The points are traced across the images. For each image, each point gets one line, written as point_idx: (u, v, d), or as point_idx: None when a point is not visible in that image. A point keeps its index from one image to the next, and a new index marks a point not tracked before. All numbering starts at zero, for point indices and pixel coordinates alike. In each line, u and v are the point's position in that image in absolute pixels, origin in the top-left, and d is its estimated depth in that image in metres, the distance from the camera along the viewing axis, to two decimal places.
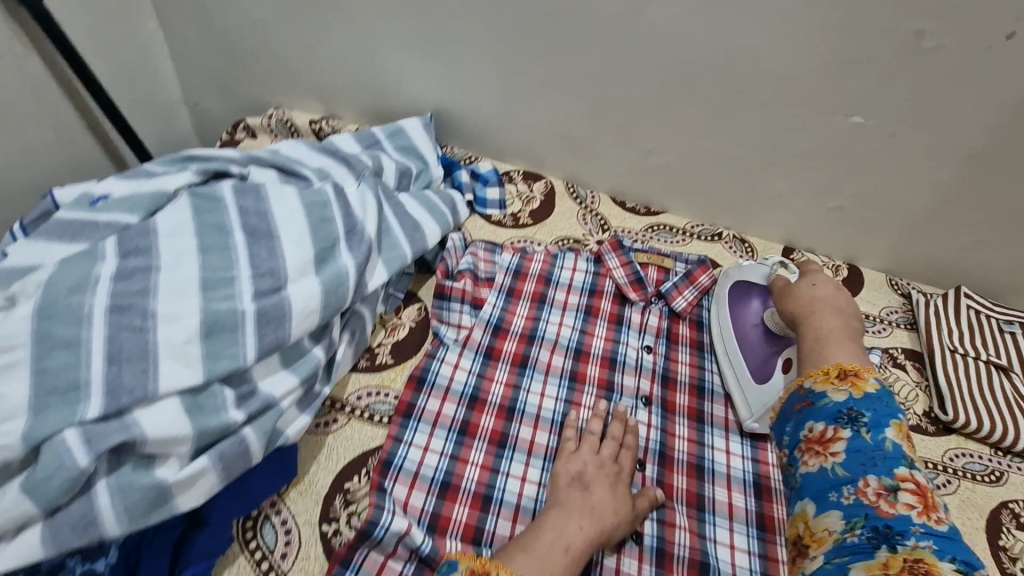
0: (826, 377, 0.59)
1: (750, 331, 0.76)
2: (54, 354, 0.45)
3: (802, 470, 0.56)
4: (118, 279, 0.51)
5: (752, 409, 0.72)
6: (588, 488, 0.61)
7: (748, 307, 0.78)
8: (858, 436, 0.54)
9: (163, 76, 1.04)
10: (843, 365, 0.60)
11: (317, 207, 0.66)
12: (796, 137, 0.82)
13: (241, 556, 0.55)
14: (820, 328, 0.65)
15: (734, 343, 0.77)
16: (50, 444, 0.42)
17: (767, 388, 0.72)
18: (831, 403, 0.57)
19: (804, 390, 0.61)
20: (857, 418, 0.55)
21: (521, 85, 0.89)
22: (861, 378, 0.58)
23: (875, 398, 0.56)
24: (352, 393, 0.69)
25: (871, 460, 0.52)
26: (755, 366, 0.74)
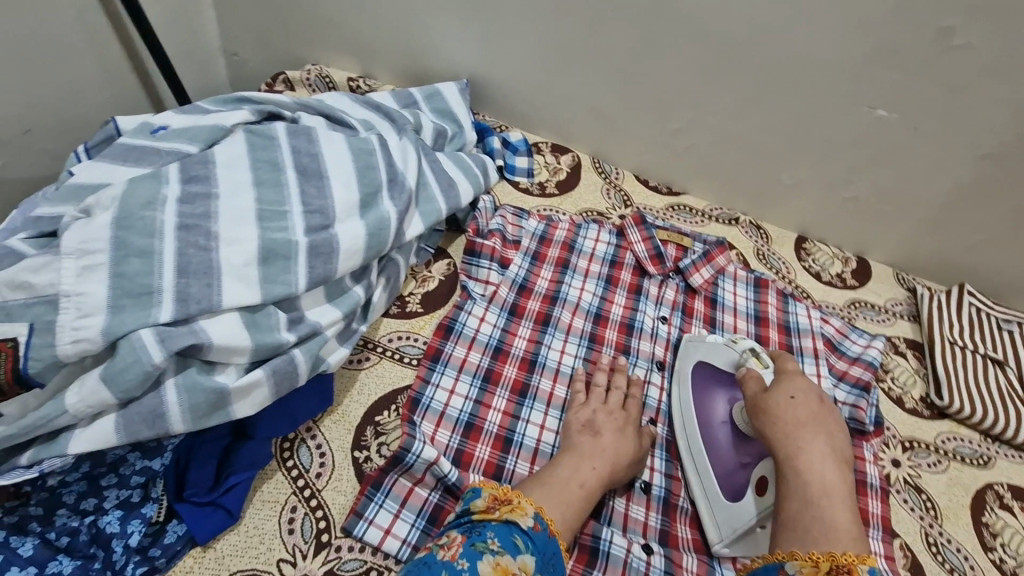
0: (814, 570, 0.50)
1: (717, 431, 0.67)
2: (129, 260, 0.48)
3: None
4: (183, 202, 0.54)
5: (722, 531, 0.63)
6: (601, 434, 0.65)
7: (713, 402, 0.69)
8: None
9: (204, 23, 1.06)
10: (832, 554, 0.50)
11: (364, 154, 0.69)
12: (822, 126, 0.85)
13: (279, 472, 0.58)
14: (807, 482, 0.56)
15: (700, 445, 0.68)
16: (127, 340, 0.45)
17: (737, 510, 0.62)
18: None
19: (784, 573, 0.51)
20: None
21: (559, 57, 0.91)
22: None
23: None
24: (384, 334, 0.72)
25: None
26: (724, 476, 0.65)
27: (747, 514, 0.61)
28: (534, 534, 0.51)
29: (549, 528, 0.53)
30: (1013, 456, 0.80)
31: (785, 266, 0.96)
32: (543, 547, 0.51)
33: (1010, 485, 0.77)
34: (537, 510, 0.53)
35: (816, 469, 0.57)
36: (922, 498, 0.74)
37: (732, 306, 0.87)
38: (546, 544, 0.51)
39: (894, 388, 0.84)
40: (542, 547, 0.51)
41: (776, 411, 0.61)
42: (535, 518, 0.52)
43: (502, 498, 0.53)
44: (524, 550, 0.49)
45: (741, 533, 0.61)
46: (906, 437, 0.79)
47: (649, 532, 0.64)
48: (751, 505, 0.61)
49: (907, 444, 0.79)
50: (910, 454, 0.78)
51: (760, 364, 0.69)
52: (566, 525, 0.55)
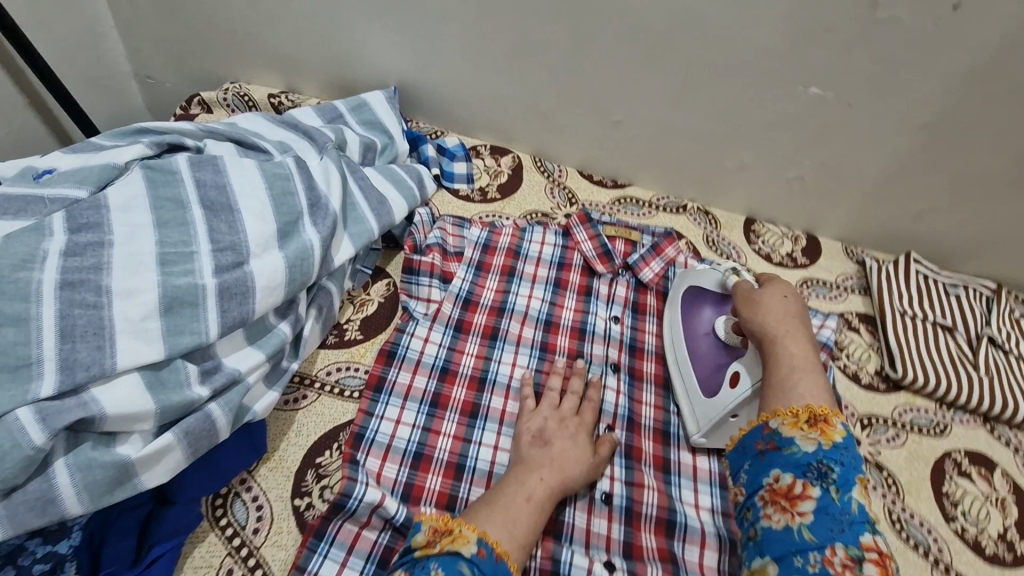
0: (795, 420, 0.55)
1: (701, 341, 0.73)
2: (2, 330, 0.43)
3: (763, 523, 0.52)
4: (68, 255, 0.49)
5: (700, 424, 0.70)
6: (549, 443, 0.63)
7: (700, 315, 0.75)
8: (826, 494, 0.51)
9: (109, 47, 0.99)
10: (812, 409, 0.56)
11: (279, 179, 0.64)
12: (757, 108, 0.84)
13: (212, 533, 0.54)
14: (793, 353, 0.62)
15: (685, 352, 0.74)
16: (2, 422, 0.40)
17: (711, 404, 0.69)
18: (801, 452, 0.54)
19: (770, 429, 0.57)
20: (825, 473, 0.52)
21: (488, 56, 0.87)
22: (831, 424, 0.54)
23: (842, 450, 0.53)
24: (321, 368, 0.68)
25: (837, 524, 0.49)
26: (704, 378, 0.71)
27: (717, 409, 0.67)
28: (479, 560, 0.48)
29: (495, 552, 0.50)
30: (968, 421, 0.81)
31: (735, 251, 0.95)
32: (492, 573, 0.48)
33: (967, 450, 0.77)
34: (480, 536, 0.50)
35: (802, 345, 0.62)
36: (883, 476, 0.73)
37: None
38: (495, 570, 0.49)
39: (850, 364, 0.84)
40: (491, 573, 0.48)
41: (767, 303, 0.65)
42: (479, 543, 0.49)
43: (444, 529, 0.51)
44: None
45: (714, 424, 0.68)
46: (865, 414, 0.79)
47: (612, 545, 0.62)
48: (723, 399, 0.67)
49: (866, 421, 0.78)
50: (870, 432, 0.77)
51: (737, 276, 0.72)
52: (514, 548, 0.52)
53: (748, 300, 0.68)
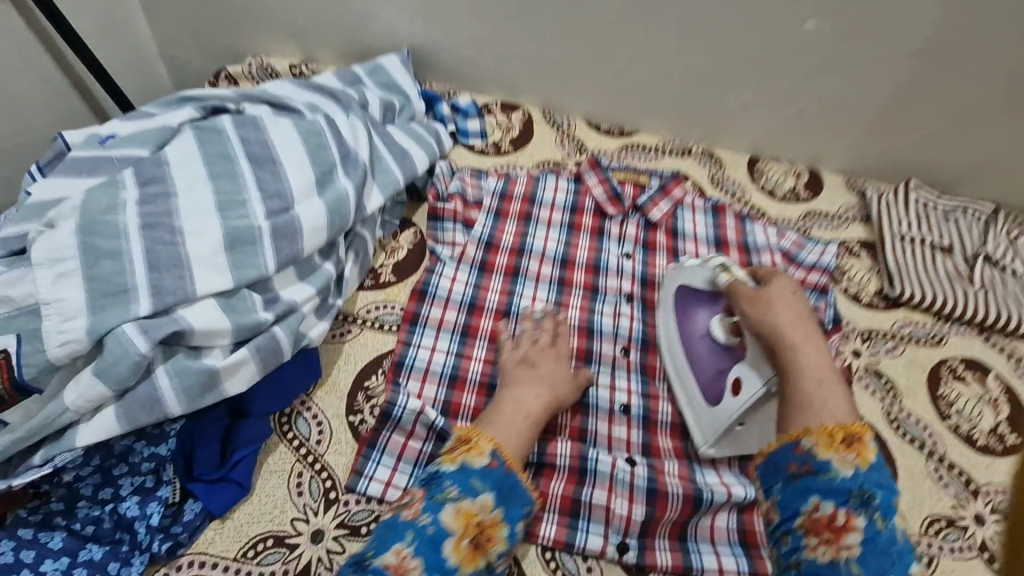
0: (830, 441, 0.52)
1: (699, 345, 0.71)
2: (101, 262, 0.50)
3: (805, 556, 0.50)
4: (143, 203, 0.56)
5: (706, 433, 0.68)
6: (536, 367, 0.68)
7: (694, 317, 0.72)
8: (870, 524, 0.49)
9: (137, 28, 1.04)
10: (846, 427, 0.52)
11: (313, 135, 0.70)
12: (756, 45, 0.88)
13: (281, 444, 0.62)
14: (812, 362, 0.58)
15: (683, 360, 0.72)
16: (112, 335, 0.48)
17: (716, 414, 0.67)
18: (838, 477, 0.50)
19: (801, 448, 0.53)
20: (868, 500, 0.50)
21: (498, 13, 0.92)
22: (865, 444, 0.51)
23: (878, 471, 0.51)
24: (362, 306, 0.75)
25: (884, 557, 0.48)
26: (705, 385, 0.69)
27: (723, 417, 0.66)
28: (490, 470, 0.56)
29: (505, 462, 0.57)
30: (965, 332, 0.86)
31: (740, 189, 1.00)
32: (500, 482, 0.56)
33: (963, 357, 0.83)
34: (495, 448, 0.57)
35: (820, 354, 0.59)
36: (882, 382, 0.79)
37: (692, 234, 0.91)
38: (501, 479, 0.56)
39: (851, 287, 0.89)
40: (499, 481, 0.56)
41: (775, 305, 0.62)
42: (492, 455, 0.57)
43: (463, 439, 0.58)
44: (482, 490, 0.54)
45: (721, 433, 0.66)
46: (865, 329, 0.84)
47: (633, 448, 0.70)
48: (728, 409, 0.66)
49: (866, 336, 0.83)
50: (870, 344, 0.83)
51: (728, 274, 0.68)
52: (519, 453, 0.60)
53: (754, 300, 0.64)
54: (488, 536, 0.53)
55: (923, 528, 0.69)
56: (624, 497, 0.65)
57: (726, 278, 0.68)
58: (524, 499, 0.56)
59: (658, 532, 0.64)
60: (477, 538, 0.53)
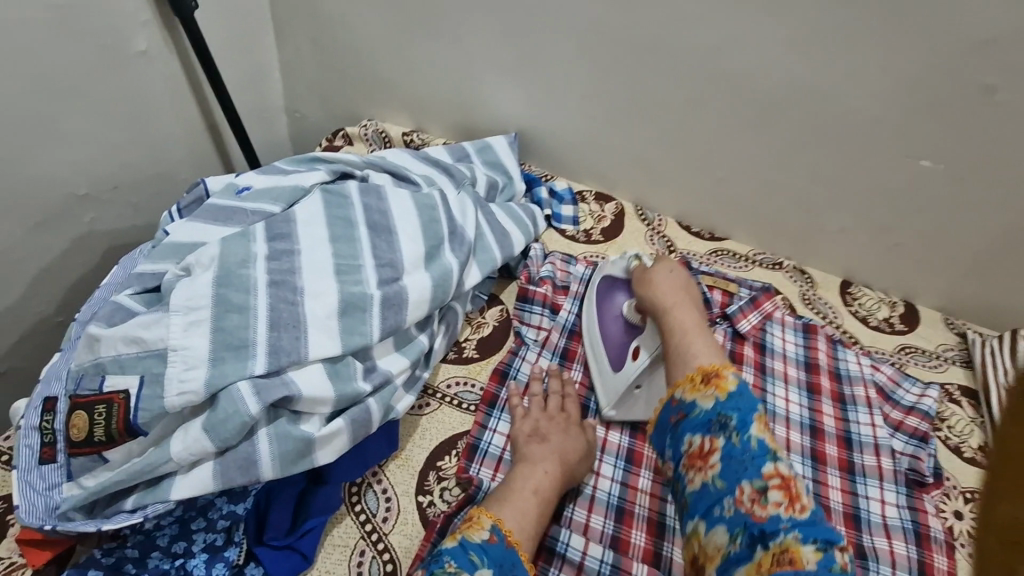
0: (693, 385, 0.57)
1: (610, 321, 0.76)
2: (230, 315, 0.52)
3: (687, 489, 0.53)
4: (271, 259, 0.59)
5: (609, 397, 0.73)
6: (546, 440, 0.66)
7: (613, 299, 0.77)
8: (728, 441, 0.52)
9: (272, 84, 1.14)
10: (705, 369, 0.58)
11: (428, 209, 0.73)
12: (864, 175, 0.87)
13: (348, 517, 0.61)
14: (684, 324, 0.66)
15: (597, 336, 0.76)
16: (227, 392, 0.49)
17: (619, 379, 0.72)
18: (701, 411, 0.55)
19: (675, 401, 0.58)
20: (726, 423, 0.53)
21: (606, 112, 0.96)
22: (723, 377, 0.56)
23: (737, 396, 0.54)
24: (442, 380, 0.74)
25: (742, 465, 0.50)
26: (611, 353, 0.75)
27: (623, 381, 0.72)
28: (488, 545, 0.52)
29: (506, 539, 0.54)
30: None
31: (831, 311, 0.97)
32: (501, 559, 0.51)
33: None
34: (494, 524, 0.54)
35: (690, 315, 0.67)
36: None
37: (781, 352, 0.87)
38: (505, 556, 0.52)
39: (951, 437, 0.82)
40: (498, 558, 0.51)
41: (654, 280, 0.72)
42: (492, 530, 0.53)
43: (468, 519, 0.55)
44: (480, 564, 0.49)
45: (621, 396, 0.72)
46: (968, 488, 0.77)
47: None
48: (627, 373, 0.72)
49: (968, 495, 0.76)
50: (973, 507, 0.75)
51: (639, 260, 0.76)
52: (527, 538, 0.56)
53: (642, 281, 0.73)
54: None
55: None
56: None
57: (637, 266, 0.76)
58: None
59: None
60: None
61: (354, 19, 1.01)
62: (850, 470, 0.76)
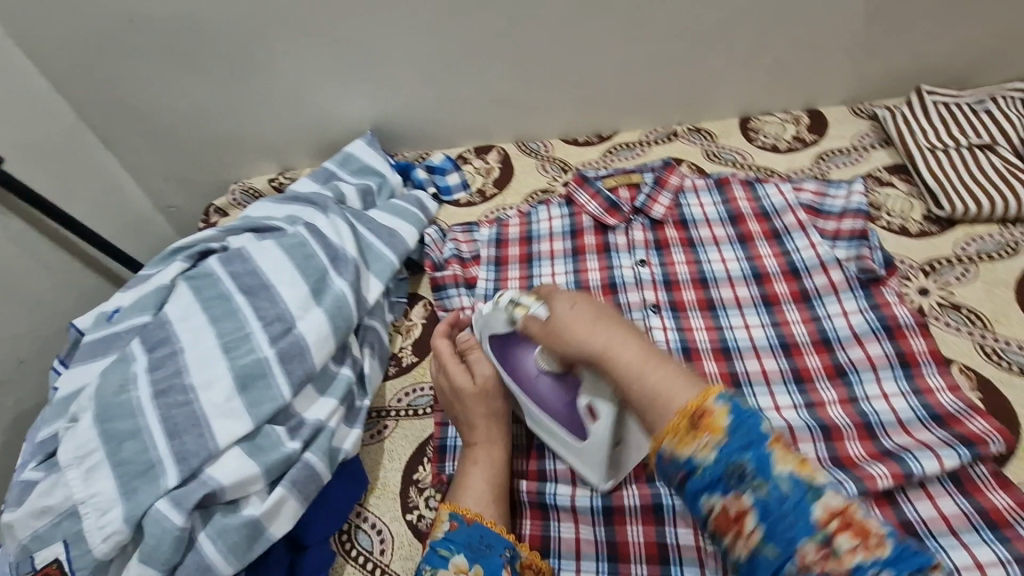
0: (679, 435, 0.42)
1: (538, 387, 0.58)
2: (124, 445, 0.53)
3: (731, 562, 0.39)
4: (153, 369, 0.58)
5: (594, 467, 0.59)
6: (474, 427, 0.62)
7: (522, 360, 0.59)
8: (758, 495, 0.38)
9: (130, 193, 1.11)
10: (687, 410, 0.42)
11: (297, 247, 0.70)
12: (707, 12, 0.84)
13: (348, 564, 0.61)
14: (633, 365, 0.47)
15: (534, 408, 0.60)
16: (148, 516, 0.50)
17: (590, 449, 0.57)
18: (706, 468, 0.40)
19: (665, 458, 0.42)
20: (744, 473, 0.39)
21: (443, 70, 0.92)
22: (710, 413, 0.41)
23: (739, 433, 0.40)
24: (392, 397, 0.73)
25: (790, 522, 0.37)
26: (565, 421, 0.58)
27: (599, 447, 0.56)
28: (452, 534, 0.54)
29: (467, 518, 0.55)
30: None
31: (739, 154, 0.94)
32: (468, 539, 0.54)
33: None
34: (452, 510, 0.56)
35: (631, 347, 0.48)
36: (964, 314, 0.70)
37: (703, 218, 0.85)
38: (470, 534, 0.54)
39: (893, 221, 0.80)
40: (466, 539, 0.54)
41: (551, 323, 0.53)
42: (451, 518, 0.55)
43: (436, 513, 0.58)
44: (451, 554, 0.53)
45: (605, 462, 0.57)
46: (924, 261, 0.75)
47: None
48: (597, 438, 0.56)
49: (929, 267, 0.75)
50: (936, 276, 0.74)
51: (523, 309, 0.57)
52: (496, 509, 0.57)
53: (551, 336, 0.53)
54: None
55: None
56: None
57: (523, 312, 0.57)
58: (500, 545, 0.54)
59: None
60: None
61: (167, 96, 0.97)
62: (805, 298, 0.74)
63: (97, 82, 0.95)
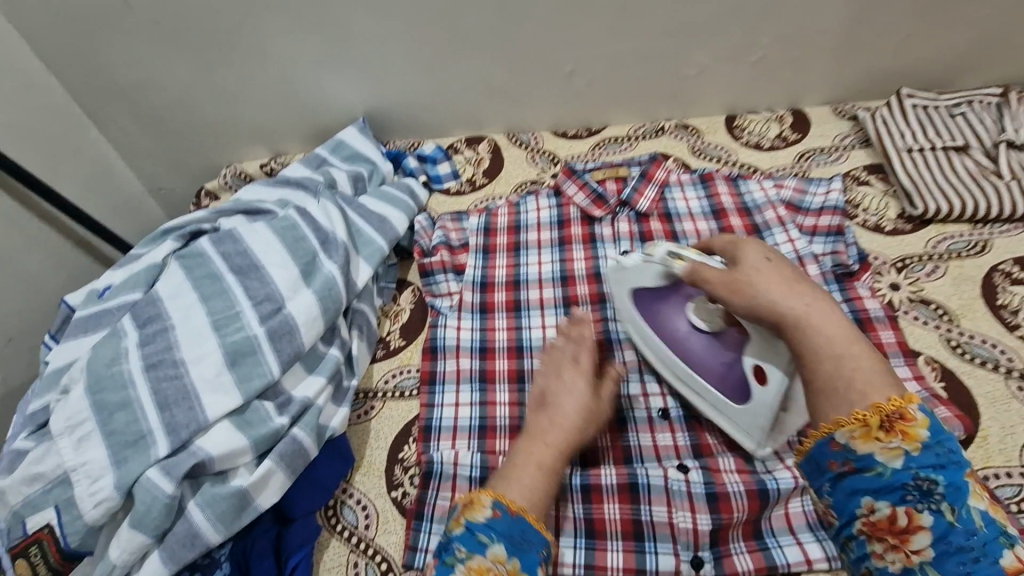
0: (867, 430, 0.44)
1: (691, 346, 0.62)
2: (115, 416, 0.55)
3: (873, 564, 0.43)
4: (144, 344, 0.59)
5: (753, 433, 0.60)
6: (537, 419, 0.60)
7: (671, 320, 0.63)
8: (939, 517, 0.41)
9: (121, 175, 1.11)
10: (883, 410, 0.44)
11: (288, 230, 0.72)
12: (695, 10, 0.85)
13: (333, 538, 0.62)
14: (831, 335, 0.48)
15: (686, 370, 0.63)
16: (139, 484, 0.52)
17: (752, 412, 0.58)
18: (888, 472, 0.43)
19: (835, 445, 0.45)
20: (930, 490, 0.42)
21: (436, 59, 0.93)
22: (911, 421, 0.44)
23: (935, 454, 0.43)
24: (379, 379, 0.75)
25: (969, 554, 0.40)
26: (720, 384, 0.60)
27: (762, 411, 0.57)
28: (495, 522, 0.50)
29: (510, 509, 0.51)
30: (1008, 231, 0.79)
31: (724, 151, 0.96)
32: (509, 529, 0.50)
33: (1015, 259, 0.75)
34: (495, 497, 0.52)
35: (830, 324, 0.49)
36: (932, 309, 0.73)
37: (687, 212, 0.87)
38: (512, 525, 0.50)
39: (869, 219, 0.83)
40: (507, 530, 0.50)
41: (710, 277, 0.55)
42: (493, 505, 0.51)
43: (464, 498, 0.53)
44: (489, 542, 0.49)
45: (766, 428, 0.58)
46: (897, 258, 0.78)
47: (682, 452, 0.64)
48: (760, 400, 0.57)
49: (900, 264, 0.77)
50: (907, 272, 0.76)
51: (682, 261, 0.58)
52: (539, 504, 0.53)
53: (733, 288, 0.53)
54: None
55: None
56: (685, 509, 0.59)
57: (681, 265, 0.58)
58: (540, 543, 0.51)
59: (732, 534, 0.58)
60: None
61: (159, 78, 0.97)
62: None
63: (90, 62, 0.95)
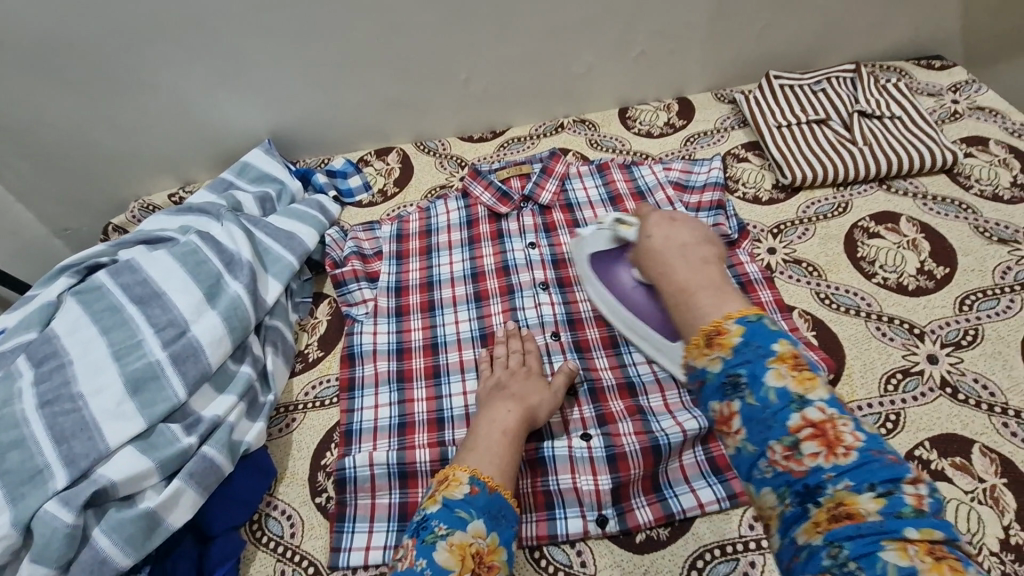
0: (696, 348, 0.47)
1: (634, 296, 0.67)
2: (10, 454, 0.56)
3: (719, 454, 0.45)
4: (39, 382, 0.60)
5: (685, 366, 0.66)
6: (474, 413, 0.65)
7: (618, 276, 0.69)
8: (745, 402, 0.43)
9: (20, 219, 1.07)
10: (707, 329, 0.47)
11: (190, 255, 0.72)
12: (574, 10, 0.91)
13: (258, 551, 0.63)
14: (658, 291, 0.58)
15: (630, 315, 0.69)
16: (36, 518, 0.52)
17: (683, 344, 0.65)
18: (709, 374, 0.45)
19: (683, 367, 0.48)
20: (738, 382, 0.44)
21: (334, 77, 0.95)
22: (725, 332, 0.46)
23: (745, 349, 0.44)
24: (299, 391, 0.76)
25: (767, 425, 0.42)
26: (660, 325, 0.67)
27: None
28: (473, 497, 0.52)
29: (488, 485, 0.53)
30: (866, 191, 0.88)
31: (619, 141, 1.02)
32: (487, 504, 0.52)
33: (871, 215, 0.84)
34: (472, 474, 0.54)
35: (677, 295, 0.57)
36: (803, 267, 0.80)
37: (586, 201, 0.92)
38: (490, 501, 0.52)
39: (748, 191, 0.90)
40: (485, 505, 0.52)
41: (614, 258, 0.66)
42: (471, 481, 0.53)
43: (442, 478, 0.55)
44: (470, 517, 0.50)
45: None
46: (773, 225, 0.85)
47: (588, 423, 0.68)
48: None
49: (776, 230, 0.85)
50: (782, 237, 0.84)
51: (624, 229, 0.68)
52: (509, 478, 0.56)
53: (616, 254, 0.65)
54: (491, 565, 0.48)
55: (883, 387, 0.67)
56: (587, 473, 0.64)
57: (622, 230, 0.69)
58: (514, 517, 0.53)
59: (632, 490, 0.63)
60: (479, 572, 0.48)
61: (49, 116, 0.95)
62: None
63: None
